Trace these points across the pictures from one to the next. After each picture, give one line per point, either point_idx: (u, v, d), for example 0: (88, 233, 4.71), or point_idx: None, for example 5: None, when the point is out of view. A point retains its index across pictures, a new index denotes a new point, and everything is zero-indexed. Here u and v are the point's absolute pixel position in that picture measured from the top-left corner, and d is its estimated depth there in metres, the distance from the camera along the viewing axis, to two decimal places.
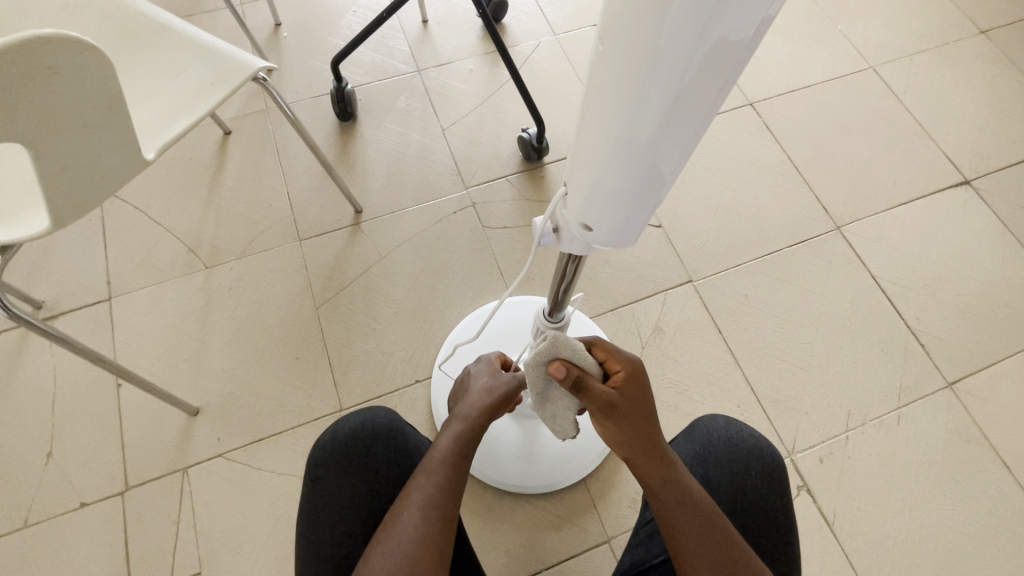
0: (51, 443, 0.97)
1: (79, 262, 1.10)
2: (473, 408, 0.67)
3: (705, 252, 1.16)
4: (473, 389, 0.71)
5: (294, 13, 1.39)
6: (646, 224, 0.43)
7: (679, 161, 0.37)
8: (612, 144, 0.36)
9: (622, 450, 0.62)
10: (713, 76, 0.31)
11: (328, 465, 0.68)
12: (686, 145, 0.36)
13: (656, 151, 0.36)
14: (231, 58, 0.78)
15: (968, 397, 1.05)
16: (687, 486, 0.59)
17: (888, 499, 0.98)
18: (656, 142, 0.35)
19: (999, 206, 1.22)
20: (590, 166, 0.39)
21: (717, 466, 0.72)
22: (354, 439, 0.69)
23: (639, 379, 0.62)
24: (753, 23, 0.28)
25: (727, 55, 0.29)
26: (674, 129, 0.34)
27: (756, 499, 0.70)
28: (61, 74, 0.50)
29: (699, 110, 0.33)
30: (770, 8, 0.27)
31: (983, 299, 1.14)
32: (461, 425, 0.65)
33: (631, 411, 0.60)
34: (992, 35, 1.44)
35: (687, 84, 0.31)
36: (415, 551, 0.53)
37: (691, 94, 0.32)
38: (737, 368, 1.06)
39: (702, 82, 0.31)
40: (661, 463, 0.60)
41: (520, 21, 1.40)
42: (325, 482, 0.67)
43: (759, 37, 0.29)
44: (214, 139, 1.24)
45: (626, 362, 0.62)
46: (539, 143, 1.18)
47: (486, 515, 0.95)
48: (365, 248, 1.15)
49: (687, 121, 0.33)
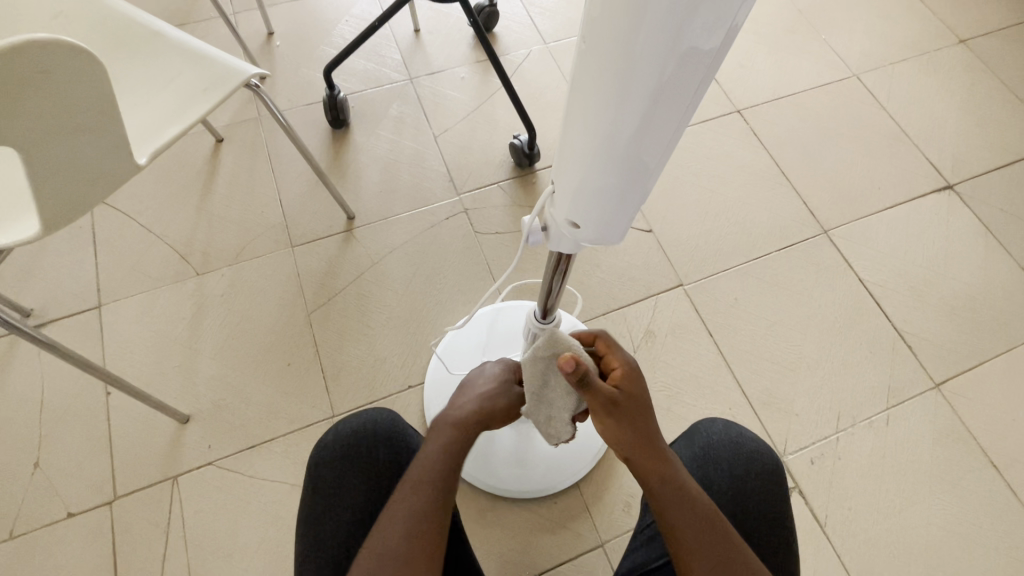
0: (38, 452, 0.96)
1: (68, 269, 1.10)
2: (464, 414, 0.67)
3: (695, 256, 1.17)
4: (470, 395, 0.70)
5: (286, 22, 1.40)
6: (632, 222, 0.44)
7: (661, 159, 0.38)
8: (599, 142, 0.37)
9: (621, 450, 0.62)
10: (690, 76, 0.31)
11: (330, 464, 0.68)
12: (667, 144, 0.36)
13: (639, 150, 0.36)
14: (223, 65, 0.78)
15: (955, 398, 1.07)
16: (687, 485, 0.60)
17: (878, 499, 0.99)
18: (637, 140, 0.36)
19: (982, 210, 1.25)
20: (576, 165, 0.40)
21: (718, 469, 0.73)
22: (357, 439, 0.69)
23: (638, 378, 0.63)
24: (726, 25, 0.29)
25: (701, 57, 0.30)
26: (655, 128, 0.35)
27: (753, 502, 0.71)
28: (53, 78, 0.50)
29: (678, 108, 0.33)
30: (740, 9, 0.28)
31: (967, 301, 1.16)
32: (451, 432, 0.64)
33: (632, 409, 0.61)
34: (972, 44, 1.47)
35: (665, 84, 0.32)
36: (399, 569, 0.52)
37: (669, 92, 0.32)
38: (728, 371, 1.07)
39: (680, 80, 0.31)
40: (661, 463, 0.60)
41: (510, 30, 1.42)
42: (329, 479, 0.67)
43: (732, 37, 0.30)
44: (206, 147, 1.24)
45: (624, 361, 0.64)
46: (530, 149, 1.20)
47: (479, 520, 0.95)
48: (358, 254, 1.15)
49: (667, 118, 0.34)
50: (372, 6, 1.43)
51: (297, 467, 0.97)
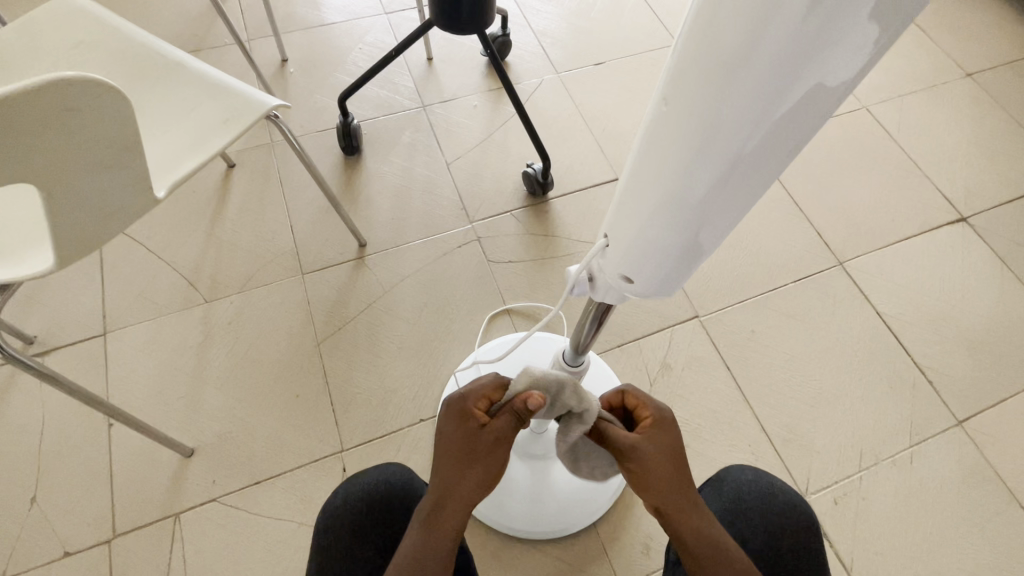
0: (36, 486, 0.92)
1: (75, 295, 1.08)
2: (434, 501, 0.56)
3: (710, 287, 1.16)
4: (442, 466, 0.57)
5: (301, 49, 1.41)
6: (688, 278, 0.43)
7: (731, 220, 0.37)
8: (664, 203, 0.36)
9: (648, 498, 0.57)
10: (775, 145, 0.30)
11: (342, 528, 0.65)
12: (741, 205, 0.35)
13: (708, 212, 0.35)
14: (245, 96, 0.77)
15: (979, 435, 1.04)
16: (721, 541, 0.56)
17: (905, 541, 0.95)
18: (712, 200, 0.34)
19: (997, 243, 1.24)
20: (639, 221, 0.39)
21: (751, 528, 0.69)
22: (372, 502, 0.67)
23: (669, 427, 0.59)
24: (826, 97, 0.27)
25: (790, 129, 0.29)
26: (728, 192, 0.34)
27: (792, 560, 0.68)
28: (79, 116, 0.48)
29: (757, 175, 0.32)
30: (843, 83, 0.27)
31: (985, 335, 1.15)
32: (421, 522, 0.55)
33: (659, 458, 0.57)
34: (978, 77, 1.49)
35: (746, 153, 0.31)
36: None
37: (753, 158, 0.31)
38: (746, 406, 1.05)
39: (767, 147, 0.30)
40: (693, 514, 0.56)
41: (523, 59, 1.43)
42: (340, 543, 0.65)
43: (828, 109, 0.29)
44: (218, 172, 1.23)
45: (655, 409, 0.60)
46: (544, 178, 1.19)
47: (492, 562, 0.91)
48: (369, 282, 1.13)
49: (746, 180, 0.33)
50: (385, 33, 1.44)
51: (305, 505, 0.93)
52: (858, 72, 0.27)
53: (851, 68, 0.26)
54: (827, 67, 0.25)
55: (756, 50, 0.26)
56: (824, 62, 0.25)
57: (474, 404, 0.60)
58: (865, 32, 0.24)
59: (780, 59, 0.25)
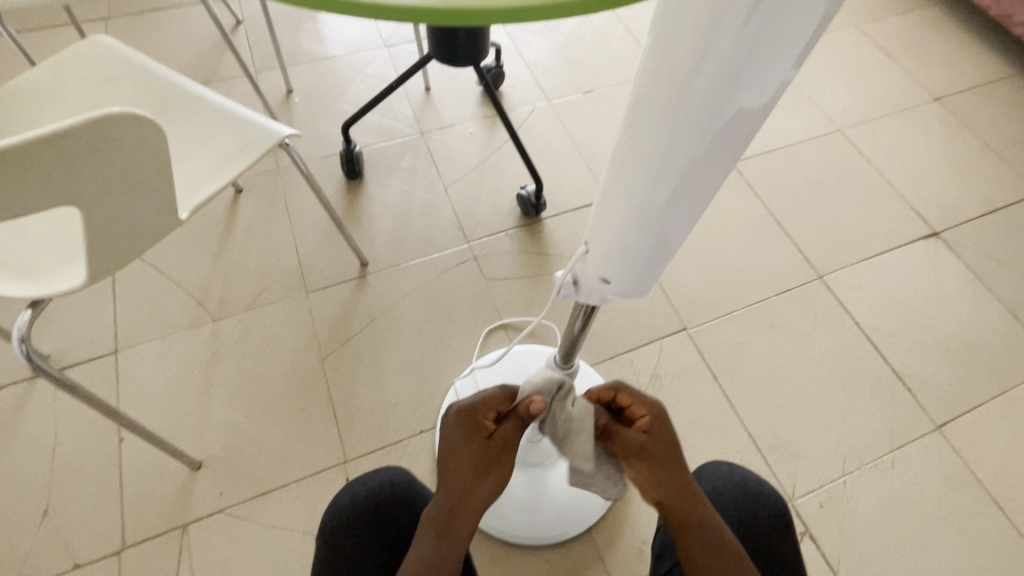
0: (48, 500, 0.95)
1: (88, 315, 1.12)
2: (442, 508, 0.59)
3: (698, 301, 1.22)
4: (450, 471, 0.62)
5: (305, 81, 1.49)
6: (659, 276, 0.48)
7: (689, 219, 0.43)
8: (632, 211, 0.42)
9: (656, 493, 0.61)
10: (719, 153, 0.37)
11: (349, 533, 0.69)
12: (696, 206, 0.42)
13: (671, 213, 0.41)
14: (259, 126, 0.84)
15: (957, 439, 1.09)
16: (721, 529, 0.61)
17: (889, 542, 0.99)
18: (673, 203, 0.40)
19: (968, 256, 1.31)
20: (611, 227, 0.44)
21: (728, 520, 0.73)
22: (376, 503, 0.70)
23: (665, 422, 0.63)
24: (752, 114, 0.35)
25: (729, 139, 0.36)
26: (685, 195, 0.40)
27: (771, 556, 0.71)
28: (122, 146, 0.54)
29: (707, 179, 0.39)
30: (763, 103, 0.34)
31: (961, 343, 1.20)
32: (430, 529, 0.58)
33: (661, 454, 0.61)
34: (946, 101, 1.58)
35: (695, 160, 0.37)
36: None
37: (703, 164, 0.38)
38: (733, 413, 1.09)
39: (711, 155, 0.37)
40: (694, 504, 0.61)
41: (516, 88, 1.51)
42: (348, 547, 0.68)
43: (755, 126, 0.36)
44: (226, 197, 1.29)
45: (650, 407, 0.63)
46: (537, 199, 1.26)
47: (491, 568, 0.94)
48: (371, 299, 1.18)
49: (699, 184, 0.39)
50: (385, 65, 1.52)
51: (309, 514, 0.96)
52: (774, 95, 0.34)
53: (771, 85, 0.33)
54: (749, 89, 0.32)
55: (693, 83, 0.32)
56: (749, 82, 0.32)
57: (484, 416, 0.64)
58: (776, 58, 0.31)
59: (712, 86, 0.32)
